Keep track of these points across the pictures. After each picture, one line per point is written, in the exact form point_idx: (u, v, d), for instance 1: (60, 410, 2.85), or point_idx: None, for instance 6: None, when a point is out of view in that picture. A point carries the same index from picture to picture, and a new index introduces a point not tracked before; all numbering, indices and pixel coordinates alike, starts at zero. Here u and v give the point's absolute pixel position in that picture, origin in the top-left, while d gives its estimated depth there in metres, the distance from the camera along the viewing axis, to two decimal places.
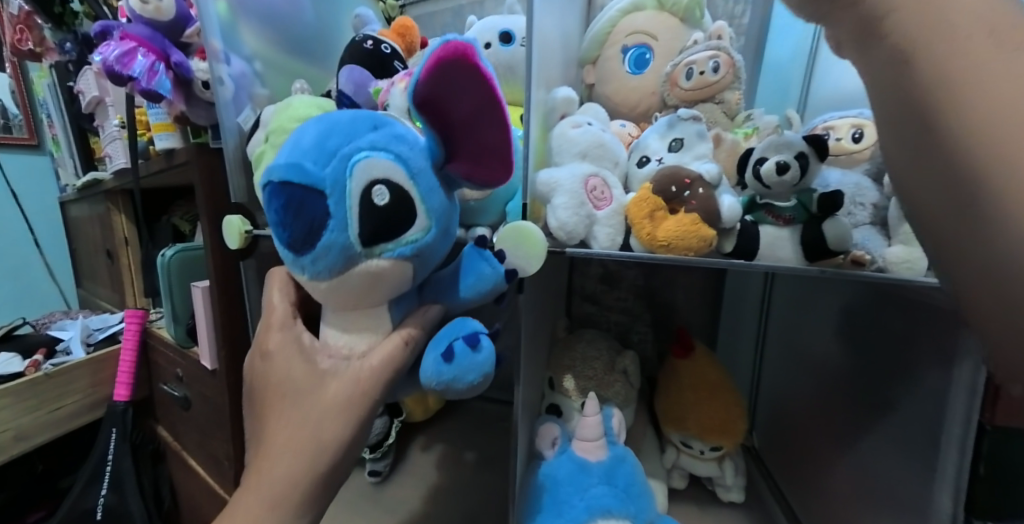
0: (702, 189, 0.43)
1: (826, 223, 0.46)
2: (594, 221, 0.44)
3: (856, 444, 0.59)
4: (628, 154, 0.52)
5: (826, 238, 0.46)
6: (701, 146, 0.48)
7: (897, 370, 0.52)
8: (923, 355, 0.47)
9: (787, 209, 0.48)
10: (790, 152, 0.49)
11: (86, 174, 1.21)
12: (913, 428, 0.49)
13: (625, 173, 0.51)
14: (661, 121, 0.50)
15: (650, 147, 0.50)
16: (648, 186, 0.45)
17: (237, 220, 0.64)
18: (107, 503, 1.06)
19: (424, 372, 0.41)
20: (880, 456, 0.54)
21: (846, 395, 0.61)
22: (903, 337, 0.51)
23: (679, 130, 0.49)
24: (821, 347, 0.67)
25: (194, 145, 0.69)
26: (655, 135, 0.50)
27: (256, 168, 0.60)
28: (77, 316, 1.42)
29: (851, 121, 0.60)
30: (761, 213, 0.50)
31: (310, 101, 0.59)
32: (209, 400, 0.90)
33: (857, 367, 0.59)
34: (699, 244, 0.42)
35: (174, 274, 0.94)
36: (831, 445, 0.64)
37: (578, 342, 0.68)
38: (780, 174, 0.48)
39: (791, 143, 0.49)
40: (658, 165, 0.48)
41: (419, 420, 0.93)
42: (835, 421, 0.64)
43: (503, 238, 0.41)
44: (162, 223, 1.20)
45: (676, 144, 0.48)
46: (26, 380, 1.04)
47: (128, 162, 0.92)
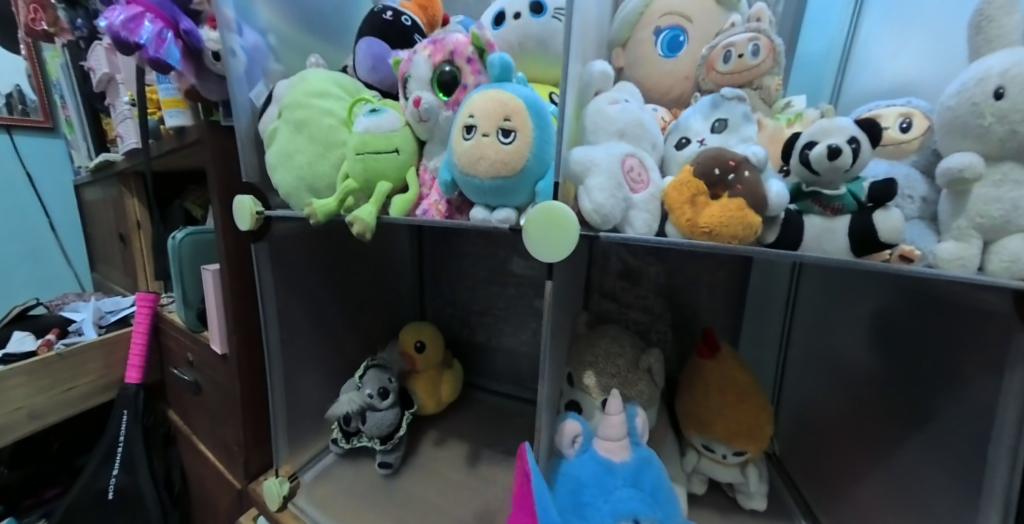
0: (747, 172, 0.39)
1: (877, 214, 0.42)
2: (631, 206, 0.40)
3: (888, 451, 0.55)
4: (665, 137, 0.48)
5: (877, 231, 0.42)
6: (746, 128, 0.44)
7: (941, 376, 0.47)
8: (967, 364, 0.44)
9: (836, 199, 0.44)
10: (842, 136, 0.43)
11: (97, 156, 1.19)
12: (961, 439, 0.45)
13: (661, 157, 0.47)
14: (702, 100, 0.46)
15: (692, 128, 0.46)
16: (688, 168, 0.41)
17: (249, 200, 0.63)
18: (118, 484, 1.06)
19: None
20: (919, 468, 0.50)
21: (878, 403, 0.57)
22: (950, 341, 0.46)
23: (724, 110, 0.44)
24: (851, 351, 0.62)
25: (205, 121, 0.66)
26: (698, 115, 0.45)
27: (269, 146, 0.57)
28: (91, 298, 1.42)
29: (898, 109, 0.52)
30: (808, 202, 0.46)
31: (326, 76, 0.56)
32: (219, 386, 0.88)
33: (893, 374, 0.55)
34: (744, 232, 0.38)
35: (185, 258, 0.93)
36: (858, 453, 0.60)
37: (601, 338, 0.65)
38: (831, 159, 0.43)
39: (842, 128, 0.43)
40: (700, 146, 0.44)
41: (430, 412, 0.88)
42: (865, 429, 0.59)
43: (532, 218, 0.37)
44: (174, 207, 1.18)
45: (720, 125, 0.44)
46: (37, 359, 1.04)
47: (139, 142, 0.90)
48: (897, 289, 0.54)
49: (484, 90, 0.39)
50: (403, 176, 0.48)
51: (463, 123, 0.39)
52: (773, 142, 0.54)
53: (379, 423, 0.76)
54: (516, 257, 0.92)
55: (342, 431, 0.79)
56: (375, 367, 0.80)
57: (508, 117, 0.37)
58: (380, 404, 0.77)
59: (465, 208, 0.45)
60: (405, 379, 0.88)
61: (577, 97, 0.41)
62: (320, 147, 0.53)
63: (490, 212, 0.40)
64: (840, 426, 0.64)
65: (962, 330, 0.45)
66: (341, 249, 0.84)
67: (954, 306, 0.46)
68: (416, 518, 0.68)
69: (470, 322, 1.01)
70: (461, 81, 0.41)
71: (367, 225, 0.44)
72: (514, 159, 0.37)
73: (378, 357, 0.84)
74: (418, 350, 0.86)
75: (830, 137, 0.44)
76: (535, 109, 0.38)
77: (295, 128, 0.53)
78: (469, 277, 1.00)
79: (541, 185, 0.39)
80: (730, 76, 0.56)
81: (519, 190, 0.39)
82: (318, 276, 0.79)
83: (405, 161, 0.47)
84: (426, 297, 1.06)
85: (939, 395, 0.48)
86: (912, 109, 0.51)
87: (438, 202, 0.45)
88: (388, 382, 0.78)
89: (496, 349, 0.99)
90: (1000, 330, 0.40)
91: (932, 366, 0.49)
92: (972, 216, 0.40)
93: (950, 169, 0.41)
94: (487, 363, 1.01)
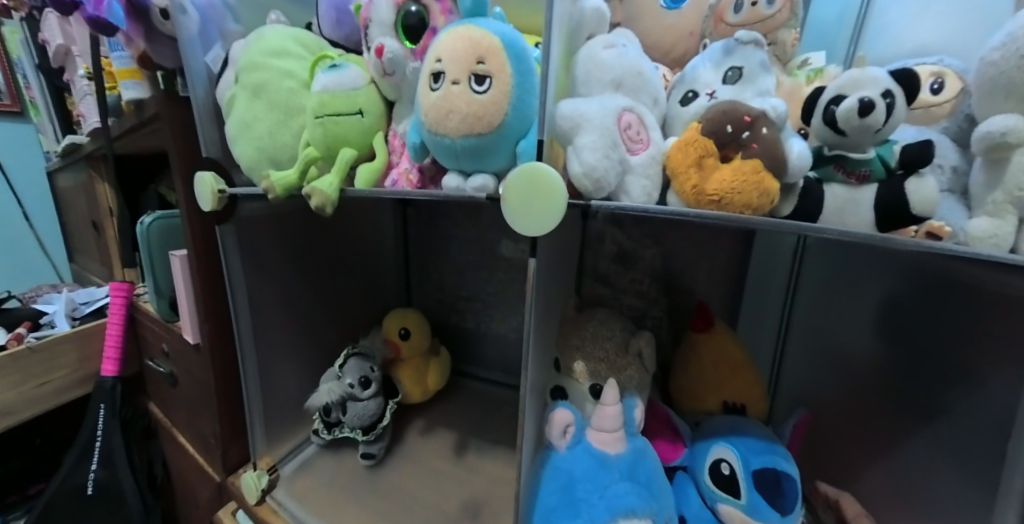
0: (766, 128, 0.34)
1: (911, 181, 0.38)
2: (628, 170, 0.35)
3: (898, 442, 0.53)
4: (668, 92, 0.43)
5: (908, 201, 0.38)
6: (762, 80, 0.39)
7: (966, 368, 0.44)
8: (1009, 356, 0.39)
9: (863, 164, 0.39)
10: (876, 89, 0.39)
11: (64, 139, 1.13)
12: (1002, 440, 0.40)
13: (663, 115, 0.42)
14: (713, 47, 0.41)
15: (700, 80, 0.40)
16: (696, 126, 0.36)
17: (209, 177, 0.57)
18: (98, 479, 1.02)
19: None
20: (947, 464, 0.46)
21: (880, 391, 0.56)
22: (967, 327, 0.44)
23: (737, 57, 0.39)
24: (855, 339, 0.60)
25: (161, 91, 0.59)
26: (707, 64, 0.41)
27: (227, 114, 0.51)
28: (66, 289, 1.36)
29: (930, 69, 0.47)
30: (829, 169, 0.41)
31: (286, 32, 0.50)
32: (195, 377, 0.84)
33: (908, 362, 0.52)
34: (760, 198, 0.33)
35: (154, 243, 0.87)
36: (861, 440, 0.58)
37: (590, 322, 0.60)
38: (862, 116, 0.38)
39: (876, 80, 0.39)
40: (709, 99, 0.39)
41: (417, 402, 0.84)
42: (879, 422, 0.56)
43: (511, 185, 0.32)
44: (148, 192, 1.12)
45: (733, 75, 0.39)
46: (7, 354, 0.99)
47: (99, 119, 0.84)
48: (905, 277, 0.53)
49: (454, 28, 0.34)
50: (369, 142, 0.43)
51: (430, 70, 0.34)
52: (792, 100, 0.48)
53: (360, 413, 0.72)
54: (505, 239, 0.87)
55: (323, 421, 0.75)
56: (356, 356, 0.75)
57: (481, 60, 0.32)
58: (362, 393, 0.72)
59: (439, 177, 0.40)
60: (390, 367, 0.83)
61: (567, 39, 0.36)
62: (282, 114, 0.48)
63: (464, 179, 0.36)
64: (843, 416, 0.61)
65: (978, 319, 0.43)
66: (318, 231, 0.79)
67: (971, 291, 0.43)
68: (401, 512, 0.64)
69: (458, 307, 0.97)
70: (429, 24, 0.36)
71: (328, 198, 0.39)
72: (489, 112, 0.33)
73: (359, 344, 0.79)
74: (402, 337, 0.82)
75: (863, 90, 0.39)
76: (514, 50, 0.33)
77: (252, 92, 0.48)
78: (457, 261, 0.95)
79: (522, 145, 0.34)
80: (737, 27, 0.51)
81: (497, 152, 0.35)
82: (290, 259, 0.74)
83: (371, 125, 0.42)
84: (413, 282, 1.01)
85: (948, 384, 0.47)
86: (945, 69, 0.46)
87: (408, 171, 0.40)
88: (371, 371, 0.74)
89: (486, 335, 0.95)
90: None
91: (944, 353, 0.47)
92: (1010, 189, 0.35)
93: (989, 134, 0.35)
94: (476, 350, 0.97)
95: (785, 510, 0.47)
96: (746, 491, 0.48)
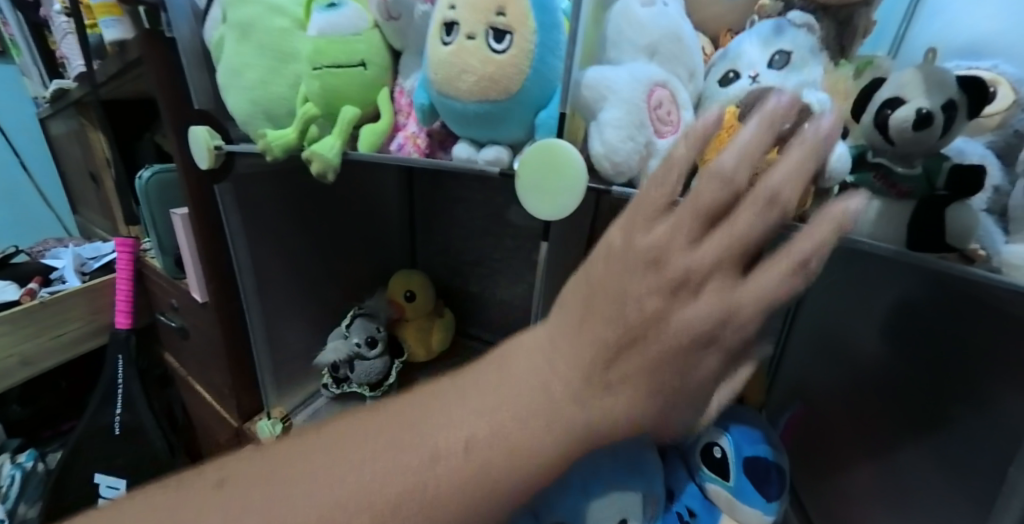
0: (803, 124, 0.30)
1: (954, 208, 0.28)
2: (653, 153, 0.31)
3: (884, 445, 0.47)
4: (710, 67, 0.39)
5: (943, 228, 0.29)
6: (811, 68, 0.35)
7: (957, 379, 0.38)
8: (1003, 378, 0.33)
9: (907, 179, 0.31)
10: (940, 96, 0.30)
11: (51, 83, 1.08)
12: (966, 454, 0.36)
13: (698, 93, 0.39)
14: (763, 24, 0.37)
15: (744, 59, 0.36)
16: (732, 111, 0.32)
17: (203, 131, 0.54)
18: (124, 421, 1.08)
19: (760, 505, 0.44)
20: (922, 479, 0.41)
21: (881, 398, 0.48)
22: (972, 349, 0.36)
23: (788, 39, 0.35)
24: (864, 344, 0.52)
25: (142, 32, 0.55)
26: (755, 41, 0.36)
27: (216, 59, 0.48)
28: (73, 242, 1.36)
29: (984, 76, 0.41)
30: (868, 176, 0.33)
31: None
32: (204, 332, 0.84)
33: (897, 371, 0.46)
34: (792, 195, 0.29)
35: (152, 199, 0.85)
36: (856, 445, 0.52)
37: None
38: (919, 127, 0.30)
39: (944, 84, 0.30)
40: (753, 84, 0.34)
41: (421, 361, 0.89)
42: (867, 430, 0.50)
43: (527, 161, 0.29)
44: (143, 142, 1.08)
45: (780, 58, 0.35)
46: (21, 308, 1.00)
47: (83, 63, 0.79)
48: (921, 277, 0.43)
49: None
50: (371, 98, 0.39)
51: (442, 18, 0.30)
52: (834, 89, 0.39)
53: (367, 371, 0.76)
54: (515, 205, 0.87)
55: (331, 377, 0.80)
56: (361, 316, 0.79)
57: (501, 9, 0.28)
58: (368, 353, 0.76)
59: (448, 143, 0.37)
60: (396, 327, 0.88)
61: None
62: (274, 61, 0.44)
63: (475, 150, 0.33)
64: (833, 413, 0.57)
65: (987, 337, 0.35)
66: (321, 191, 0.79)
67: (984, 307, 0.35)
68: None
69: (463, 272, 1.00)
70: None
71: (329, 164, 0.36)
72: (506, 75, 0.29)
73: (365, 305, 0.83)
74: (407, 299, 0.85)
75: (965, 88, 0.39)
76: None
77: (241, 34, 0.44)
78: (465, 225, 0.96)
79: (542, 115, 0.31)
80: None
81: (512, 121, 0.32)
82: (294, 214, 0.75)
83: (373, 79, 0.38)
84: (418, 242, 1.03)
85: (938, 391, 0.40)
86: (999, 78, 0.40)
87: (415, 135, 0.37)
88: (376, 331, 0.78)
89: (488, 299, 0.98)
90: None
91: (949, 375, 0.39)
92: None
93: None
94: (479, 312, 1.00)
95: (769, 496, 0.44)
96: (735, 475, 0.44)
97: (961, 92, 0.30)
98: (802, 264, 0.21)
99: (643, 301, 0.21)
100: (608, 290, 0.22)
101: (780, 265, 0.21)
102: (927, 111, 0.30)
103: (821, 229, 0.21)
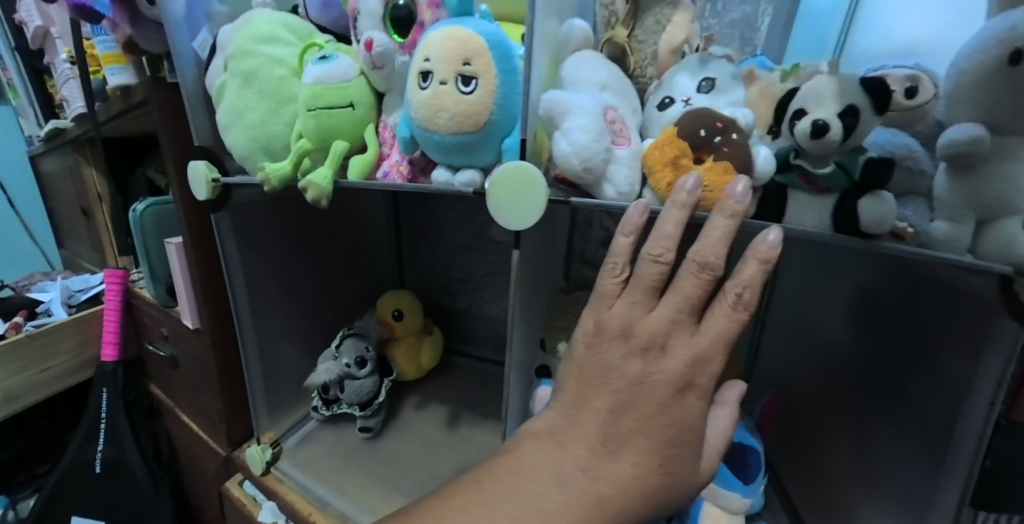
0: (736, 134, 0.35)
1: (865, 199, 0.34)
2: (612, 160, 0.37)
3: (854, 420, 0.52)
4: (650, 96, 0.46)
5: (858, 218, 0.34)
6: (734, 91, 0.42)
7: (913, 352, 0.42)
8: (947, 342, 0.38)
9: (824, 177, 0.36)
10: (835, 105, 0.35)
11: (48, 124, 1.13)
12: (925, 418, 0.40)
13: (643, 120, 0.44)
14: (689, 59, 0.44)
15: (677, 88, 0.43)
16: (672, 128, 0.37)
17: (203, 165, 0.59)
18: (106, 456, 1.07)
19: (738, 489, 0.50)
20: (887, 444, 0.46)
21: (849, 376, 0.53)
22: (924, 318, 0.41)
23: (712, 69, 0.42)
24: (832, 329, 0.56)
25: (149, 78, 0.61)
26: (685, 74, 0.43)
27: (218, 101, 0.53)
28: (60, 276, 1.37)
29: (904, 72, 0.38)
30: (794, 176, 0.38)
31: (272, 16, 0.51)
32: (195, 357, 0.86)
33: (863, 350, 0.51)
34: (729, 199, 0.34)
35: (148, 229, 0.89)
36: (829, 424, 0.56)
37: (575, 306, 0.65)
38: (816, 137, 0.35)
39: (841, 93, 0.35)
40: (685, 106, 0.41)
41: (412, 378, 0.92)
42: (836, 405, 0.55)
43: (495, 182, 0.35)
44: (136, 175, 1.12)
45: (707, 85, 0.41)
46: (7, 342, 1.00)
47: (85, 103, 0.85)
48: (876, 262, 0.48)
49: (442, 26, 0.35)
50: (361, 133, 0.45)
51: (419, 68, 0.36)
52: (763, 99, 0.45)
53: (358, 390, 0.79)
54: (495, 224, 0.92)
55: (323, 399, 0.82)
56: (351, 336, 0.82)
57: (468, 60, 0.34)
58: (359, 372, 0.79)
59: (429, 169, 0.42)
60: (385, 346, 0.91)
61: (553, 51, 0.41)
62: (273, 103, 0.49)
63: (452, 174, 0.38)
64: (808, 395, 0.61)
65: (933, 309, 0.40)
66: (311, 215, 0.83)
67: (929, 283, 0.40)
68: (397, 477, 0.74)
69: (449, 289, 1.04)
70: (417, 17, 0.38)
71: (323, 190, 0.41)
72: (476, 111, 0.35)
73: (356, 325, 0.87)
74: (396, 318, 0.89)
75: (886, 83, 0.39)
76: (499, 49, 0.35)
77: (241, 80, 0.50)
78: (449, 244, 1.01)
79: (508, 142, 0.37)
80: (631, 32, 0.48)
81: (484, 147, 0.37)
82: (287, 237, 0.79)
83: (363, 116, 0.44)
84: (405, 262, 1.07)
85: (896, 367, 0.45)
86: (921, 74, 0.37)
87: (399, 163, 0.42)
88: (366, 351, 0.81)
89: (475, 315, 1.02)
90: (982, 313, 0.34)
91: (907, 345, 0.43)
92: (972, 197, 0.31)
93: (954, 142, 0.31)
94: (467, 329, 1.04)
95: (747, 479, 0.51)
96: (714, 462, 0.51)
97: (861, 96, 0.35)
98: (741, 299, 0.33)
99: (625, 368, 0.35)
100: (600, 370, 0.36)
101: (726, 309, 0.34)
102: (822, 121, 0.35)
103: (749, 269, 0.33)
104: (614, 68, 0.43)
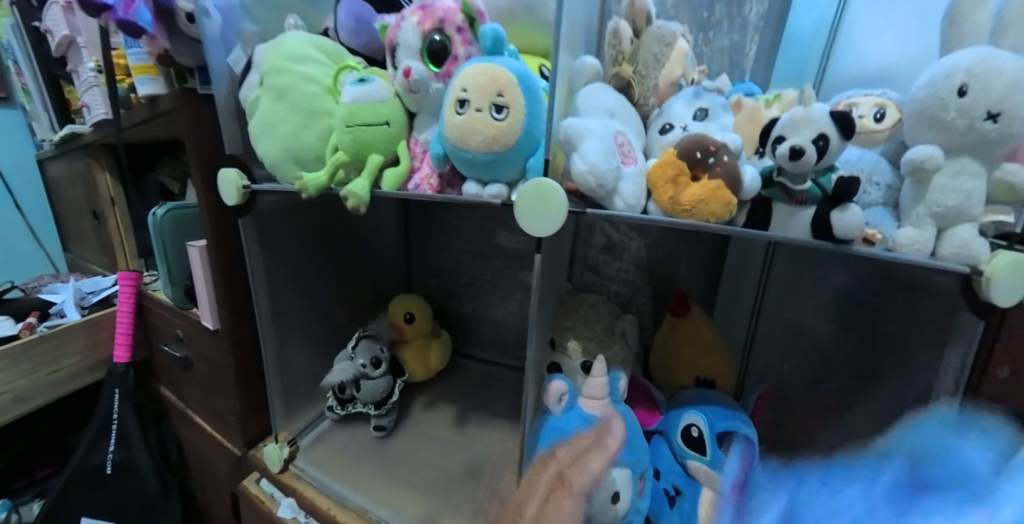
0: (727, 156, 0.40)
1: (837, 213, 0.38)
2: (621, 177, 0.42)
3: (840, 410, 0.57)
4: (650, 123, 0.51)
5: (832, 228, 0.38)
6: (725, 118, 0.47)
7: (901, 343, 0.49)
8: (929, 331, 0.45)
9: (801, 191, 0.41)
10: (809, 132, 0.40)
11: (63, 128, 1.16)
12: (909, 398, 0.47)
13: (645, 141, 0.49)
14: (685, 91, 0.49)
15: (675, 115, 0.48)
16: (671, 151, 0.42)
17: (233, 173, 0.63)
18: (116, 458, 1.09)
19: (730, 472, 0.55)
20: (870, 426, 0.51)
21: (841, 367, 0.59)
22: (912, 315, 0.48)
23: (705, 100, 0.48)
24: (824, 327, 0.63)
25: (180, 89, 0.64)
26: (681, 103, 0.48)
27: (250, 114, 0.57)
28: (67, 278, 1.39)
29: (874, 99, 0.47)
30: (777, 191, 0.43)
31: (305, 38, 0.56)
32: (210, 359, 0.89)
33: (855, 344, 0.57)
34: (722, 211, 0.39)
35: (166, 233, 0.92)
36: (813, 417, 0.61)
37: (581, 308, 0.69)
38: (794, 160, 0.40)
39: (812, 121, 0.40)
40: (682, 131, 0.46)
41: (421, 380, 0.96)
42: (821, 399, 0.60)
43: (522, 196, 0.39)
44: (149, 181, 1.16)
45: (701, 113, 0.47)
46: (20, 343, 1.02)
47: (108, 111, 0.88)
48: (865, 268, 0.55)
49: (475, 63, 0.40)
50: (393, 147, 0.49)
51: (455, 96, 0.40)
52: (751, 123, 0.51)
53: (373, 390, 0.83)
54: (502, 231, 0.97)
55: (337, 398, 0.86)
56: (366, 338, 0.86)
57: (500, 92, 0.39)
58: (373, 372, 0.83)
59: (455, 182, 0.47)
60: (396, 347, 0.95)
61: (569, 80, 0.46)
62: (306, 118, 0.53)
63: (481, 187, 0.43)
64: (796, 389, 0.67)
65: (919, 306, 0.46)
66: (327, 221, 0.87)
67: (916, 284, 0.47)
68: (409, 474, 0.77)
69: (455, 293, 1.08)
70: (451, 51, 0.43)
71: (361, 199, 0.45)
72: (504, 135, 0.39)
73: (368, 328, 0.90)
74: (407, 321, 0.93)
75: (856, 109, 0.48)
76: (525, 83, 0.40)
77: (277, 96, 0.54)
78: (456, 250, 1.05)
79: (531, 161, 0.41)
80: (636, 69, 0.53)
81: (508, 164, 0.41)
82: (305, 242, 0.83)
83: (395, 133, 0.48)
84: (413, 266, 1.11)
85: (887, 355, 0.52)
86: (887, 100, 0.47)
87: (429, 176, 0.46)
88: (380, 352, 0.85)
89: (481, 318, 1.06)
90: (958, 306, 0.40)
91: (895, 336, 0.50)
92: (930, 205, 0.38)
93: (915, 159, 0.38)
94: (473, 332, 1.08)
95: None
96: (710, 449, 0.57)
97: (829, 125, 0.39)
98: None
99: None
100: None
101: None
102: (799, 146, 0.40)
103: None
104: (620, 96, 0.48)
